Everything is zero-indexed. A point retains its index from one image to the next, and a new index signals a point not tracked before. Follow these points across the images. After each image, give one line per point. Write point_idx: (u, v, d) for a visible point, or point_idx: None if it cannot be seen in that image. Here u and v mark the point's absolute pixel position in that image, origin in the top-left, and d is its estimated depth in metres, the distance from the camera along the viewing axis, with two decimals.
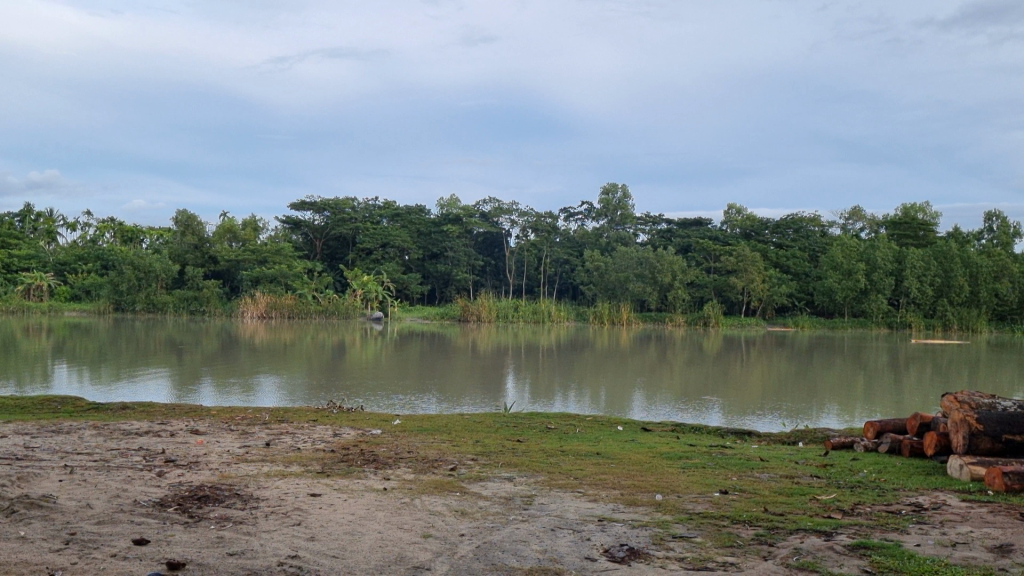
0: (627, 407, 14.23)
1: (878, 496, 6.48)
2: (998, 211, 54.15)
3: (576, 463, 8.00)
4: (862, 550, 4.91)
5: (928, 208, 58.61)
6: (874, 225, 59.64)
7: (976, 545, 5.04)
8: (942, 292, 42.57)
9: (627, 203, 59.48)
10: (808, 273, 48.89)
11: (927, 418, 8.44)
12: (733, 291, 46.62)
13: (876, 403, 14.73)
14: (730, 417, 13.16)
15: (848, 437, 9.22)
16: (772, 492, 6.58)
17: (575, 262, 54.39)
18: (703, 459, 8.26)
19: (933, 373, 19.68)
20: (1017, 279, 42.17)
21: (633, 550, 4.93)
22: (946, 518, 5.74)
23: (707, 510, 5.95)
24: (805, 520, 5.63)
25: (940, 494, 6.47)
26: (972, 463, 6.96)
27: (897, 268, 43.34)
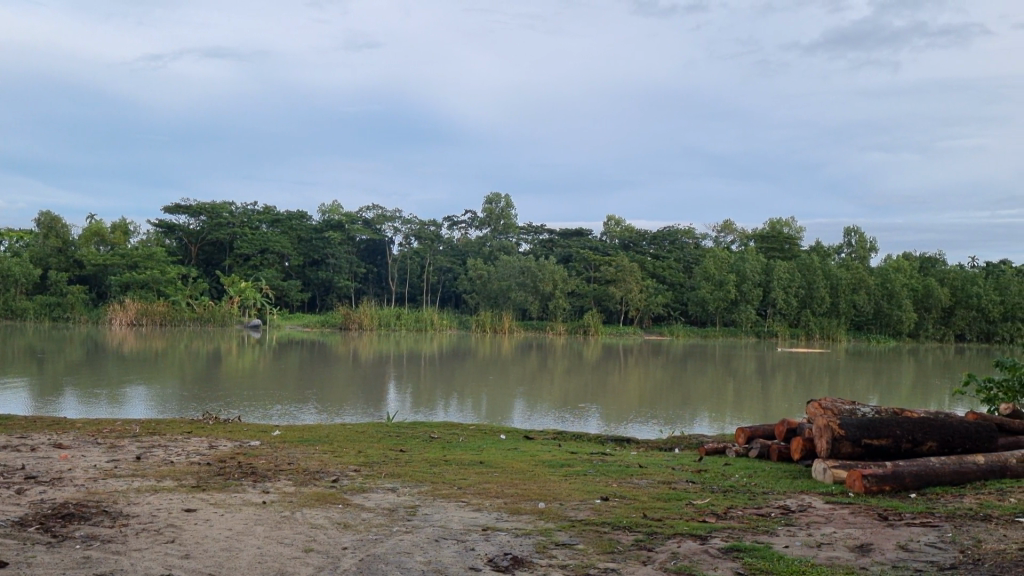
0: (508, 415, 14.30)
1: (749, 499, 6.71)
2: (856, 227, 57.32)
3: (459, 472, 7.98)
4: (736, 553, 5.06)
5: (794, 223, 61.51)
6: (744, 238, 62.26)
7: (839, 546, 5.27)
8: (806, 303, 44.61)
9: (510, 213, 60.23)
10: (682, 284, 50.44)
11: (794, 423, 8.81)
12: (611, 301, 47.64)
13: (745, 409, 15.31)
14: (608, 424, 13.39)
15: (722, 442, 9.53)
16: (651, 497, 6.73)
17: (458, 270, 54.48)
18: (584, 466, 8.38)
19: (798, 380, 20.58)
20: (873, 291, 44.78)
21: (516, 558, 4.94)
22: (813, 519, 6.00)
23: (589, 517, 6.04)
24: (682, 525, 5.77)
25: (806, 497, 6.76)
26: (835, 466, 7.29)
27: (765, 280, 45.16)
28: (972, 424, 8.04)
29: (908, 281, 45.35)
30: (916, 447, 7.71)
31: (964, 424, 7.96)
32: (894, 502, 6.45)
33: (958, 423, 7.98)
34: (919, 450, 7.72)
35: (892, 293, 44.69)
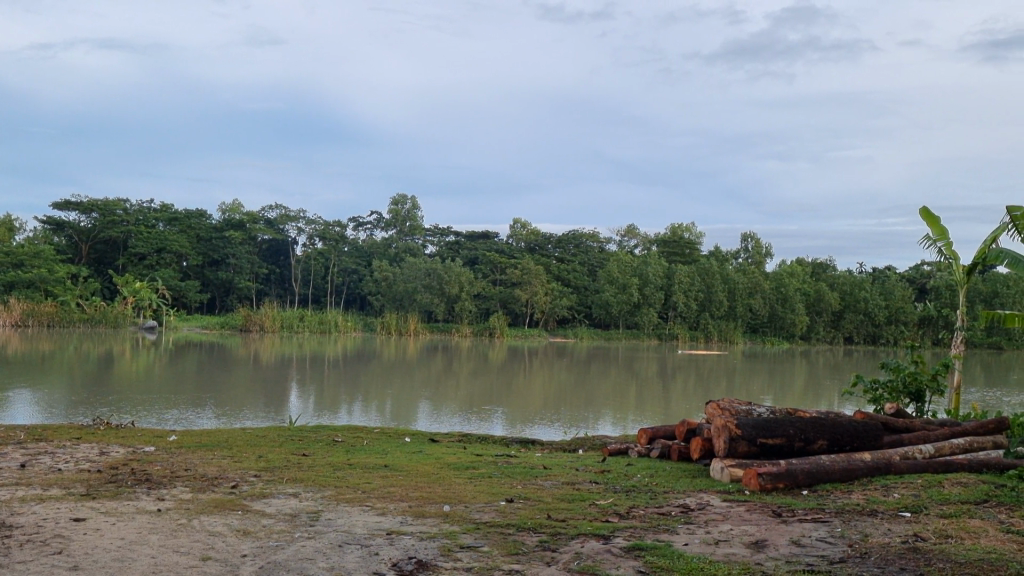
0: (413, 418, 14.21)
1: (650, 499, 6.84)
2: (753, 233, 59.23)
3: (363, 476, 7.88)
4: (637, 551, 5.16)
5: (694, 228, 63.11)
6: (647, 243, 63.57)
7: (736, 542, 5.43)
8: (705, 306, 45.80)
9: (417, 215, 60.00)
10: (587, 287, 51.13)
11: (693, 424, 9.03)
12: (517, 304, 47.90)
13: (647, 410, 15.62)
14: (512, 426, 13.48)
15: (624, 443, 9.70)
16: (555, 499, 6.80)
17: (363, 271, 53.90)
18: (489, 468, 8.41)
19: (697, 382, 21.09)
20: (768, 295, 46.34)
21: (420, 562, 4.91)
22: (711, 517, 6.16)
23: (494, 519, 6.05)
24: (586, 525, 5.85)
25: (705, 495, 6.94)
26: (732, 465, 7.51)
27: (666, 284, 46.16)
28: (859, 423, 8.41)
29: (801, 286, 47.10)
30: (808, 445, 8.01)
31: (852, 423, 8.32)
32: (787, 499, 6.68)
33: (846, 422, 8.34)
34: (811, 448, 8.02)
35: (786, 297, 46.33)
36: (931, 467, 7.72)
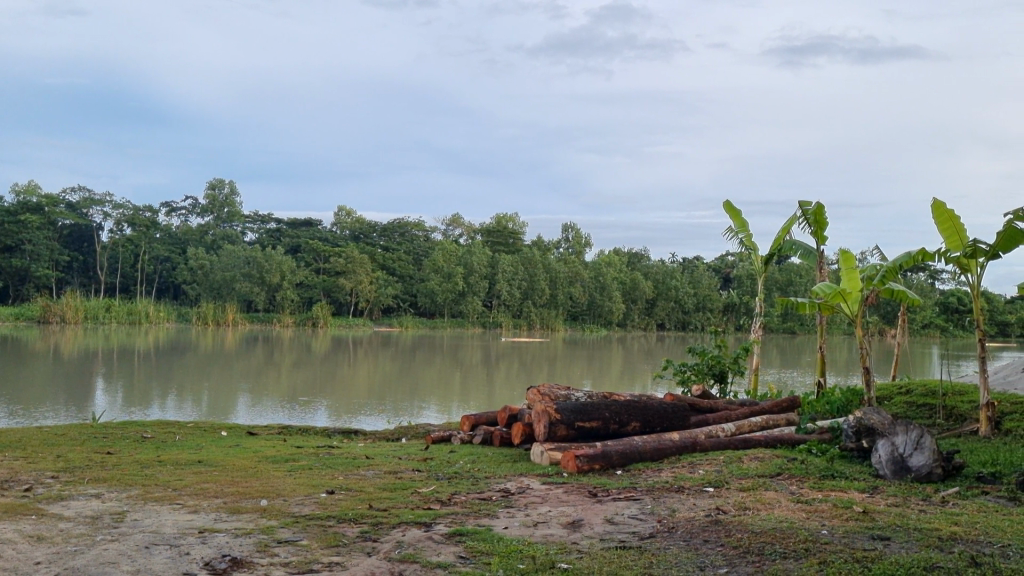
0: (231, 412, 13.66)
1: (471, 484, 6.93)
2: (573, 224, 61.11)
3: (175, 473, 7.52)
4: (458, 538, 5.21)
5: (517, 217, 64.31)
6: (471, 232, 64.29)
7: (553, 523, 5.60)
8: (528, 295, 46.67)
9: (235, 201, 57.95)
10: (412, 276, 51.09)
11: (515, 410, 9.20)
12: (341, 292, 47.08)
13: (471, 398, 15.75)
14: (336, 418, 13.24)
15: (447, 430, 9.76)
16: (377, 488, 6.75)
17: (176, 259, 51.37)
18: (310, 460, 8.23)
19: (519, 368, 21.53)
20: (587, 284, 47.88)
21: (234, 560, 4.75)
22: (530, 500, 6.32)
23: (313, 512, 5.93)
24: (407, 514, 5.84)
25: (525, 478, 7.11)
26: (551, 448, 7.72)
27: (490, 273, 46.71)
28: (668, 405, 8.88)
29: (618, 274, 49.05)
30: (622, 428, 8.37)
31: (662, 404, 8.76)
32: (602, 479, 6.95)
33: (656, 404, 8.78)
34: (625, 430, 8.40)
35: (604, 285, 48.11)
36: (732, 444, 8.27)
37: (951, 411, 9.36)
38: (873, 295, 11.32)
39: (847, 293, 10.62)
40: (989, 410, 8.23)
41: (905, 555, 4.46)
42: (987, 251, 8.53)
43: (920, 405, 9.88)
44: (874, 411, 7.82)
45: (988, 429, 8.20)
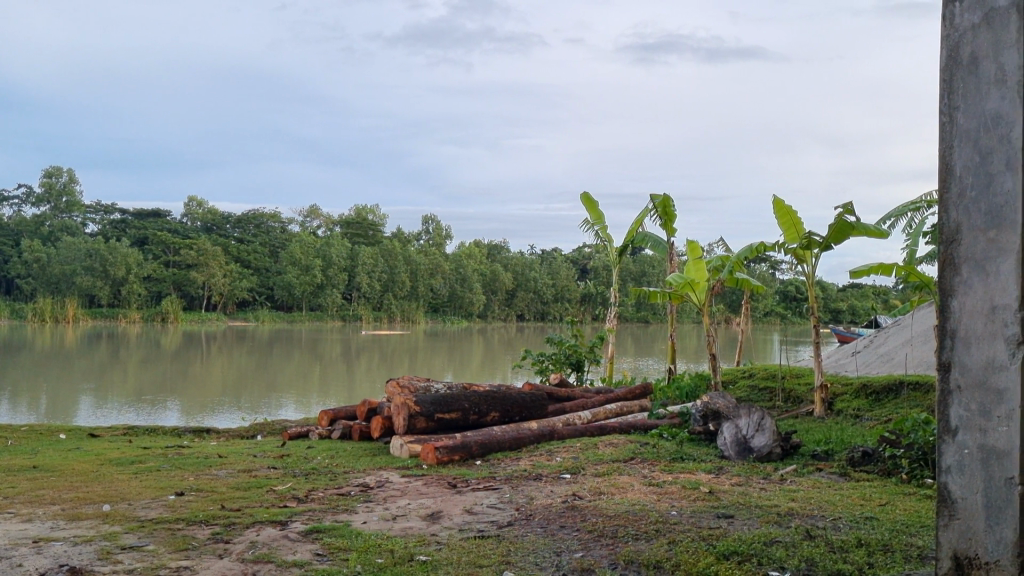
0: (72, 413, 12.93)
1: (330, 480, 6.81)
2: (434, 216, 61.02)
3: (8, 480, 7.03)
4: (315, 535, 5.11)
5: (377, 209, 63.66)
6: (330, 224, 63.22)
7: (412, 516, 5.58)
8: (388, 287, 46.16)
9: (75, 190, 54.76)
10: (268, 269, 49.66)
11: (374, 404, 9.10)
12: (192, 286, 45.22)
13: (331, 392, 15.48)
14: (188, 416, 12.74)
15: (304, 426, 9.54)
16: (230, 488, 6.53)
17: (10, 251, 47.91)
18: (159, 461, 7.88)
19: (381, 362, 21.30)
20: (448, 276, 47.86)
21: (73, 569, 4.48)
22: (389, 494, 6.27)
23: (160, 515, 5.68)
24: (262, 513, 5.68)
25: (384, 472, 7.05)
26: (410, 441, 7.67)
27: (350, 265, 45.85)
28: (527, 395, 9.01)
29: (478, 266, 49.28)
30: (481, 418, 8.43)
31: (519, 394, 8.89)
32: (461, 470, 6.98)
33: (515, 394, 8.88)
34: (484, 420, 8.46)
35: (464, 277, 48.21)
36: (588, 431, 8.48)
37: (790, 394, 9.93)
38: (719, 284, 11.85)
39: (695, 283, 11.06)
40: (824, 392, 8.79)
41: (747, 531, 4.70)
42: (821, 242, 9.07)
43: (762, 388, 10.43)
44: (720, 395, 8.19)
45: (823, 409, 8.75)
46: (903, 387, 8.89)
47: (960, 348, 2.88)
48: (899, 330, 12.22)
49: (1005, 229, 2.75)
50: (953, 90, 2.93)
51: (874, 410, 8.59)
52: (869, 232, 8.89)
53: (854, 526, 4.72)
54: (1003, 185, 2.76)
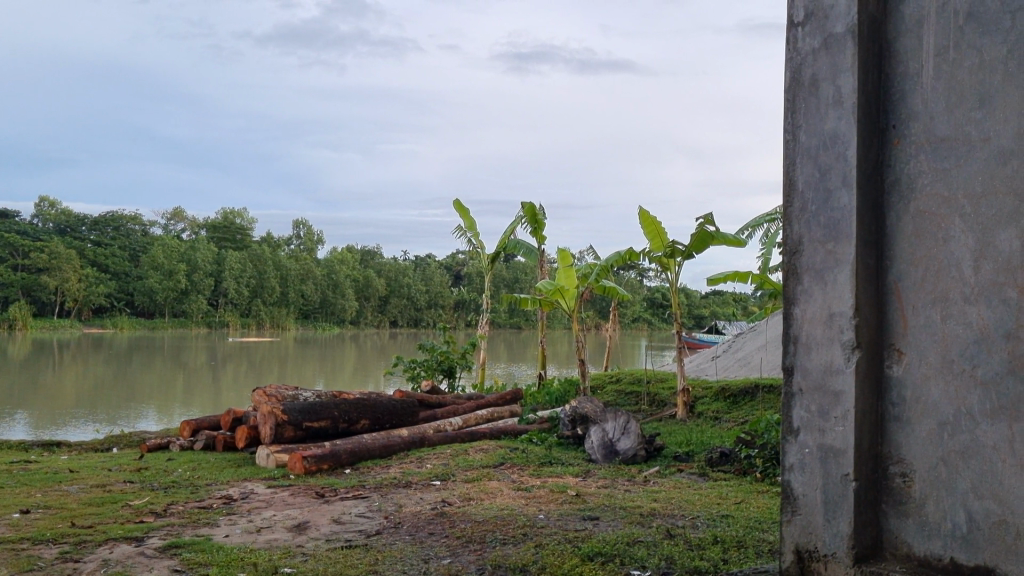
0: None
1: (191, 493, 6.57)
2: (304, 220, 59.83)
3: None
4: (173, 550, 4.92)
5: (245, 212, 61.89)
6: (195, 228, 61.05)
7: (277, 527, 5.45)
8: (257, 293, 44.83)
9: None
10: (127, 274, 47.41)
11: (240, 413, 8.83)
12: (43, 291, 42.60)
13: (195, 402, 14.95)
14: (38, 429, 12.04)
15: (164, 437, 9.16)
16: (82, 504, 6.20)
17: None
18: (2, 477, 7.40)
19: (249, 369, 20.73)
20: (319, 281, 46.97)
21: None
22: (254, 505, 6.11)
23: (3, 535, 5.34)
24: (116, 530, 5.42)
25: (249, 483, 6.86)
26: (277, 451, 7.48)
27: (216, 270, 44.17)
28: (398, 401, 8.97)
29: (350, 272, 48.59)
30: (351, 426, 8.33)
31: (390, 401, 8.83)
32: (330, 479, 6.86)
33: (385, 400, 8.81)
34: (354, 428, 8.36)
35: (336, 283, 47.43)
36: (458, 437, 8.51)
37: (654, 397, 10.25)
38: (588, 291, 12.12)
39: (565, 290, 11.28)
40: (686, 395, 9.11)
41: (610, 532, 4.82)
42: (683, 251, 9.42)
43: (628, 393, 10.73)
44: (587, 400, 8.37)
45: (685, 412, 9.08)
46: (758, 390, 9.31)
47: (801, 353, 3.05)
48: (755, 335, 12.81)
49: (842, 241, 2.94)
50: (795, 111, 3.12)
51: (732, 412, 8.98)
52: (729, 241, 9.28)
53: (711, 524, 4.93)
54: (840, 201, 2.95)
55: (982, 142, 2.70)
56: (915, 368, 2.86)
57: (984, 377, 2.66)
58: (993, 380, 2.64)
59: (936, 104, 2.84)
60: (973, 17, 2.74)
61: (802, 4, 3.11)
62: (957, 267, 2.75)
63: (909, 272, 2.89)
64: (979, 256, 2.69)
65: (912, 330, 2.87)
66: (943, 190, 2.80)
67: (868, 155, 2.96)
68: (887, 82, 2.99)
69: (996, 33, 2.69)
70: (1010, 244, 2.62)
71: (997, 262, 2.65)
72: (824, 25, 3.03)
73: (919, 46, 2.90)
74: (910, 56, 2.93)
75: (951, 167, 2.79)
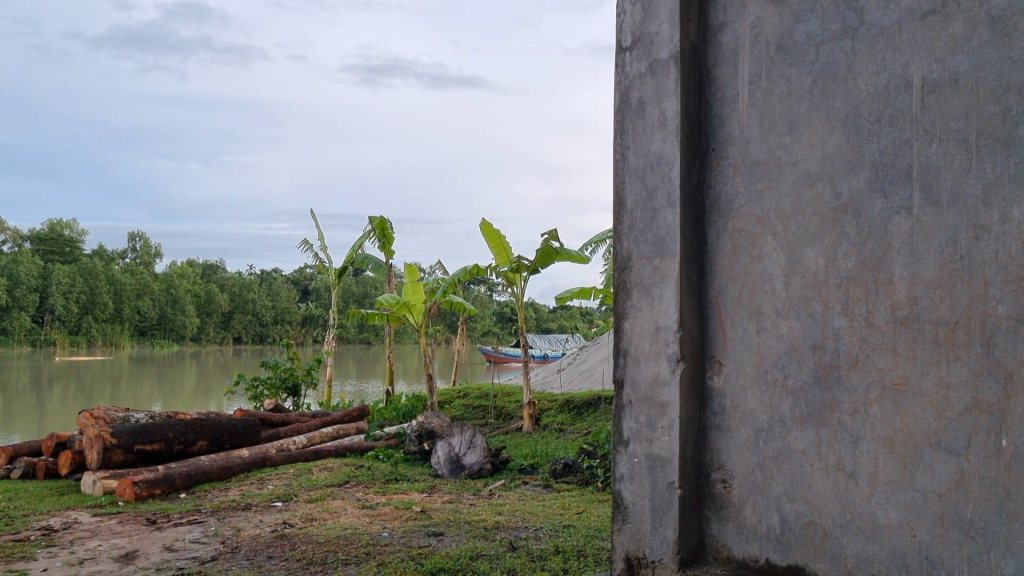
0: None
1: (5, 526, 6.08)
2: (141, 233, 56.96)
3: None
4: None
5: (75, 224, 58.26)
6: (18, 240, 56.93)
7: (102, 559, 5.13)
8: (88, 309, 41.94)
9: None
10: None
11: (64, 437, 8.27)
12: None
13: (16, 426, 13.90)
14: None
15: None
16: None
17: None
18: None
19: (77, 390, 19.51)
20: (157, 297, 44.73)
21: None
22: (78, 535, 5.73)
23: None
24: None
25: (73, 512, 6.43)
26: (105, 476, 7.03)
27: (41, 285, 40.89)
28: (238, 421, 8.66)
29: (191, 286, 46.56)
30: (187, 447, 7.95)
31: (230, 420, 8.52)
32: (163, 505, 6.51)
33: (224, 420, 8.48)
34: (191, 449, 8.00)
35: (175, 298, 45.41)
36: (302, 456, 8.29)
37: (501, 411, 10.37)
38: (435, 306, 12.12)
39: (412, 305, 11.24)
40: (531, 408, 9.25)
41: (454, 547, 4.81)
42: (529, 266, 9.59)
43: (476, 407, 10.78)
44: (434, 415, 8.35)
45: (531, 425, 9.21)
46: (601, 402, 9.58)
47: (630, 366, 3.16)
48: (598, 348, 13.20)
49: (667, 257, 3.06)
50: (624, 131, 3.23)
51: (576, 423, 9.19)
52: (572, 257, 9.50)
53: (553, 535, 5.01)
54: (665, 219, 3.08)
55: (790, 165, 2.89)
56: (733, 379, 3.01)
57: (794, 387, 2.84)
58: (803, 388, 2.82)
59: (750, 129, 3.01)
60: (784, 48, 2.93)
61: (630, 30, 3.23)
62: (769, 281, 2.92)
63: (727, 286, 3.04)
64: (790, 271, 2.86)
65: (731, 343, 3.02)
66: (758, 210, 2.97)
67: (691, 175, 3.09)
68: (707, 105, 3.14)
69: (802, 64, 2.88)
70: (816, 260, 2.81)
71: (804, 278, 2.83)
72: (649, 51, 3.16)
73: (733, 74, 3.07)
74: (726, 82, 3.09)
75: (763, 188, 2.96)
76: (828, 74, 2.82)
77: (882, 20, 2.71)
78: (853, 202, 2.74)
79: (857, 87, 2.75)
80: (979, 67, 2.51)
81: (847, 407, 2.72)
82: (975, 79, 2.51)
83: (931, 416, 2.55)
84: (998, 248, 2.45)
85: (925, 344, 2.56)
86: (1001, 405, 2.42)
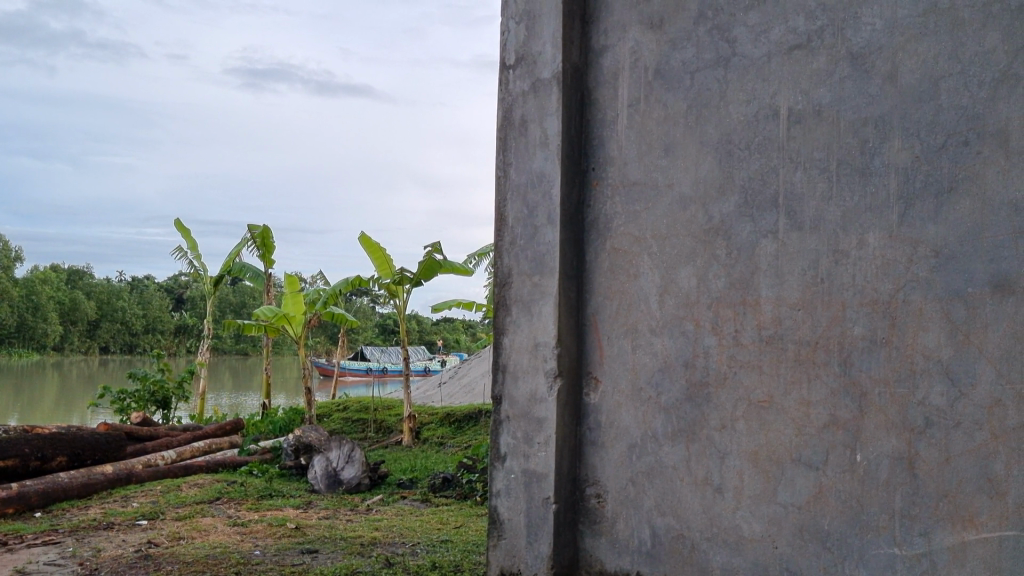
0: None
1: None
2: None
3: None
4: None
5: None
6: None
7: None
8: None
9: None
10: None
11: None
12: None
13: None
14: None
15: None
16: None
17: None
18: None
19: None
20: (17, 303, 41.73)
21: None
22: None
23: None
24: None
25: None
26: None
27: None
28: (101, 435, 8.24)
29: (54, 293, 43.86)
30: (44, 463, 7.52)
31: (93, 435, 8.10)
32: (15, 525, 6.11)
33: (86, 434, 8.06)
34: (49, 466, 7.56)
35: (37, 305, 42.47)
36: (170, 472, 7.96)
37: (381, 424, 10.25)
38: (316, 317, 11.88)
39: (291, 317, 10.98)
40: (411, 422, 9.18)
41: (329, 565, 4.70)
42: (412, 279, 9.52)
43: (355, 420, 10.61)
44: (312, 428, 8.18)
45: (411, 438, 9.15)
46: (481, 416, 9.60)
47: (509, 382, 3.18)
48: (478, 362, 13.24)
49: (547, 275, 3.10)
50: (507, 148, 3.26)
51: (456, 437, 9.18)
52: (455, 269, 9.48)
53: (429, 550, 4.97)
54: (545, 238, 3.11)
55: (666, 187, 2.97)
56: (609, 396, 3.06)
57: (666, 403, 2.92)
58: (674, 405, 2.90)
59: (629, 151, 3.08)
60: (661, 73, 3.02)
61: (514, 49, 3.27)
62: (645, 300, 2.99)
63: (604, 304, 3.09)
64: (664, 291, 2.94)
65: (607, 360, 3.07)
66: (634, 230, 3.04)
67: (571, 194, 3.15)
68: (587, 126, 3.20)
69: (678, 90, 2.98)
70: (688, 281, 2.90)
71: (677, 297, 2.92)
72: (532, 70, 3.20)
73: (614, 96, 3.14)
74: (607, 105, 3.16)
75: (639, 210, 3.04)
76: (702, 101, 2.92)
77: (752, 52, 2.83)
78: (724, 225, 2.84)
79: (728, 115, 2.86)
80: (840, 100, 2.66)
81: (715, 423, 2.81)
82: (836, 111, 2.66)
83: (793, 431, 2.66)
84: (856, 273, 2.60)
85: (787, 363, 2.69)
86: (856, 420, 2.57)
